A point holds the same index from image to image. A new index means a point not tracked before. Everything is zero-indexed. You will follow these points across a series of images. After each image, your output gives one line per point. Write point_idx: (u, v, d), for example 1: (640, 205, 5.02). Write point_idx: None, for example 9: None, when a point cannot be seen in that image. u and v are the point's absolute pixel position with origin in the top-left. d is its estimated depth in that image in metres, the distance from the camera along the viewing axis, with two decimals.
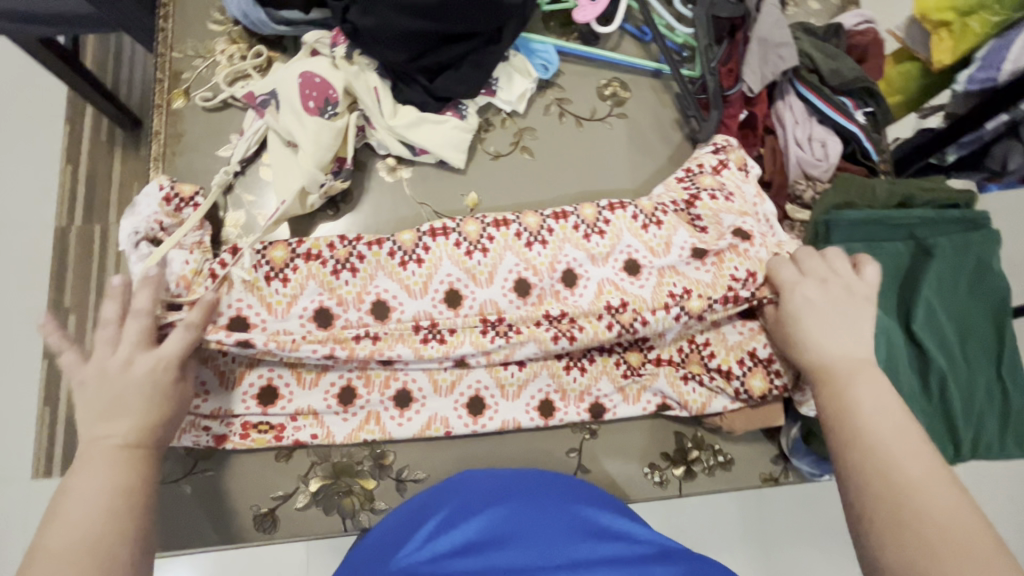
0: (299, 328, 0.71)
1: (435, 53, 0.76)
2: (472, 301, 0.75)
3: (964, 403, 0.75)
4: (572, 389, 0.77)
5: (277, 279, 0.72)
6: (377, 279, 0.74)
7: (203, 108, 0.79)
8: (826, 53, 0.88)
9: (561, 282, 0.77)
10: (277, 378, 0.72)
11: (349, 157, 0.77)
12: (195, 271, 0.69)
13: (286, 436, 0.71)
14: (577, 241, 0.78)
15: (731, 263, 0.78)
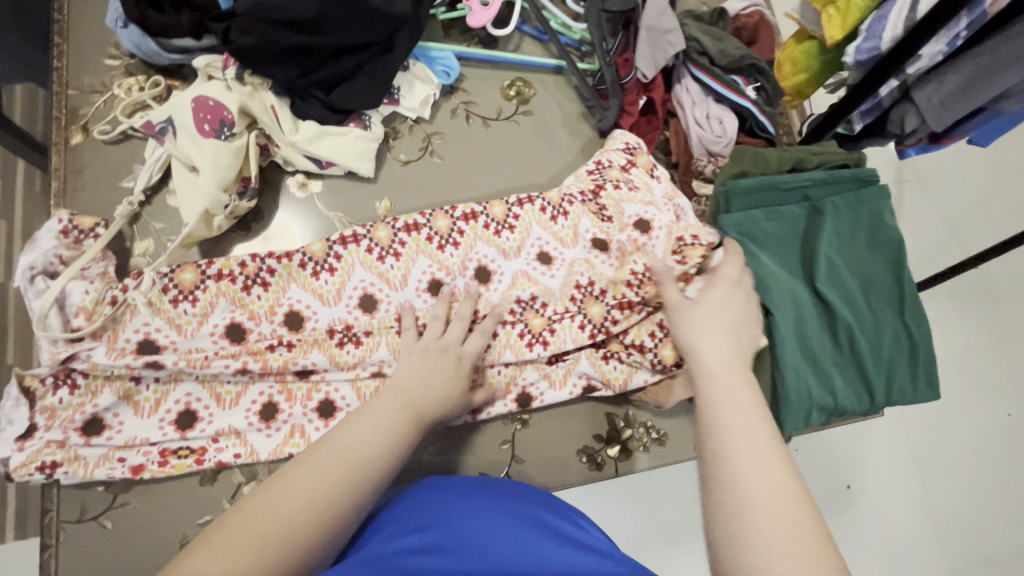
0: (212, 346, 0.71)
1: (326, 67, 0.78)
2: (388, 303, 0.77)
3: (872, 351, 0.78)
4: (498, 382, 0.78)
5: (185, 301, 0.72)
6: (289, 291, 0.75)
7: (102, 141, 0.78)
8: (713, 35, 0.93)
9: (476, 280, 0.79)
10: (195, 401, 0.70)
11: (254, 176, 0.77)
12: (96, 301, 0.69)
13: (207, 458, 0.69)
14: (487, 237, 0.81)
15: (633, 257, 0.82)
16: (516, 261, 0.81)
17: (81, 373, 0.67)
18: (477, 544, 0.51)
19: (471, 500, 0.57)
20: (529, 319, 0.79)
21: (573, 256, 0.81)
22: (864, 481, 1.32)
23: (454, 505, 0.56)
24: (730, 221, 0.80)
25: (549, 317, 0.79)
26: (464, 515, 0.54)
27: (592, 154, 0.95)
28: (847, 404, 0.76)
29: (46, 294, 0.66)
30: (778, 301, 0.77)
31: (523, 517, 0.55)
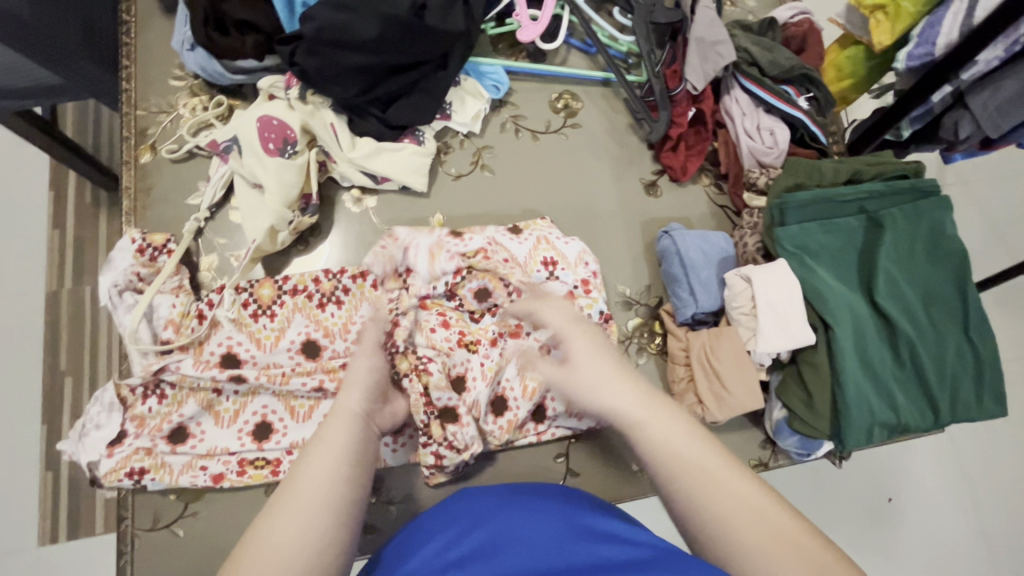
0: (289, 361, 0.75)
1: (384, 85, 0.79)
2: (460, 327, 0.78)
3: (936, 366, 0.76)
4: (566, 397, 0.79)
5: (264, 316, 0.76)
6: (361, 308, 0.78)
7: (169, 159, 0.82)
8: (763, 46, 0.92)
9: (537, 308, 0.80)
10: (271, 413, 0.74)
11: (315, 193, 0.79)
12: (183, 313, 0.73)
13: (283, 470, 0.72)
14: (542, 261, 0.82)
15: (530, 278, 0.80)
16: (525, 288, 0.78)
17: (168, 384, 0.72)
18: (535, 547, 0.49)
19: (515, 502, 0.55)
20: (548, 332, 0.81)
21: (564, 291, 0.81)
22: (912, 495, 1.29)
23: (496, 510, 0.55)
24: (785, 234, 0.79)
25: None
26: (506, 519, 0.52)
27: (640, 165, 0.95)
28: (910, 420, 0.75)
29: (137, 307, 0.70)
30: (836, 315, 0.75)
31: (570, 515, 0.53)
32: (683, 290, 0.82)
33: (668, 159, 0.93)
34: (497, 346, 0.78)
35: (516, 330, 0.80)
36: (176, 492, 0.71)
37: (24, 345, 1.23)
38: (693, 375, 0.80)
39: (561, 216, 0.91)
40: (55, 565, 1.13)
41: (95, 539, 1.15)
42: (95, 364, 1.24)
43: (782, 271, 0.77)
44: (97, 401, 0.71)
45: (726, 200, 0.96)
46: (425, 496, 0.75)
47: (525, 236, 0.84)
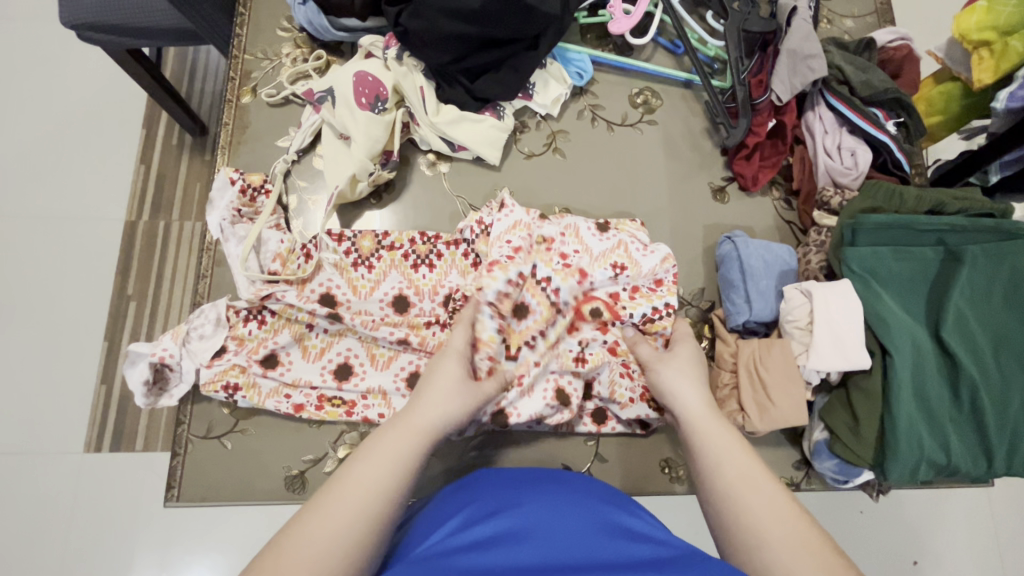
0: (378, 312, 0.78)
1: (476, 56, 0.83)
2: (481, 344, 0.77)
3: (998, 413, 0.73)
4: (624, 393, 0.79)
5: (363, 266, 0.80)
6: (450, 275, 0.81)
7: (267, 103, 0.87)
8: (857, 65, 0.90)
9: (579, 298, 0.80)
10: (353, 356, 0.78)
11: (396, 151, 0.82)
12: (289, 249, 0.78)
13: (356, 412, 0.75)
14: (611, 264, 0.81)
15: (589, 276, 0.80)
16: (569, 290, 0.79)
17: (270, 312, 0.77)
18: (557, 533, 0.48)
19: (534, 491, 0.55)
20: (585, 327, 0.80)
21: (610, 294, 0.80)
22: (935, 558, 1.22)
23: (520, 498, 0.54)
24: (854, 255, 0.77)
25: (609, 346, 0.80)
26: (538, 509, 0.51)
27: (711, 169, 0.94)
28: (961, 463, 0.72)
29: (247, 238, 0.76)
30: (897, 344, 0.73)
31: (592, 513, 0.52)
32: (738, 297, 0.82)
33: (741, 167, 0.92)
34: (530, 355, 0.77)
35: (552, 340, 0.79)
36: (229, 408, 0.76)
37: (100, 265, 1.32)
38: (738, 382, 0.79)
39: (624, 208, 0.91)
40: (96, 473, 1.21)
41: (134, 454, 1.23)
42: (158, 293, 1.32)
43: (846, 291, 0.75)
44: (202, 314, 0.75)
45: (794, 216, 0.94)
46: (455, 455, 0.77)
47: (594, 235, 0.83)
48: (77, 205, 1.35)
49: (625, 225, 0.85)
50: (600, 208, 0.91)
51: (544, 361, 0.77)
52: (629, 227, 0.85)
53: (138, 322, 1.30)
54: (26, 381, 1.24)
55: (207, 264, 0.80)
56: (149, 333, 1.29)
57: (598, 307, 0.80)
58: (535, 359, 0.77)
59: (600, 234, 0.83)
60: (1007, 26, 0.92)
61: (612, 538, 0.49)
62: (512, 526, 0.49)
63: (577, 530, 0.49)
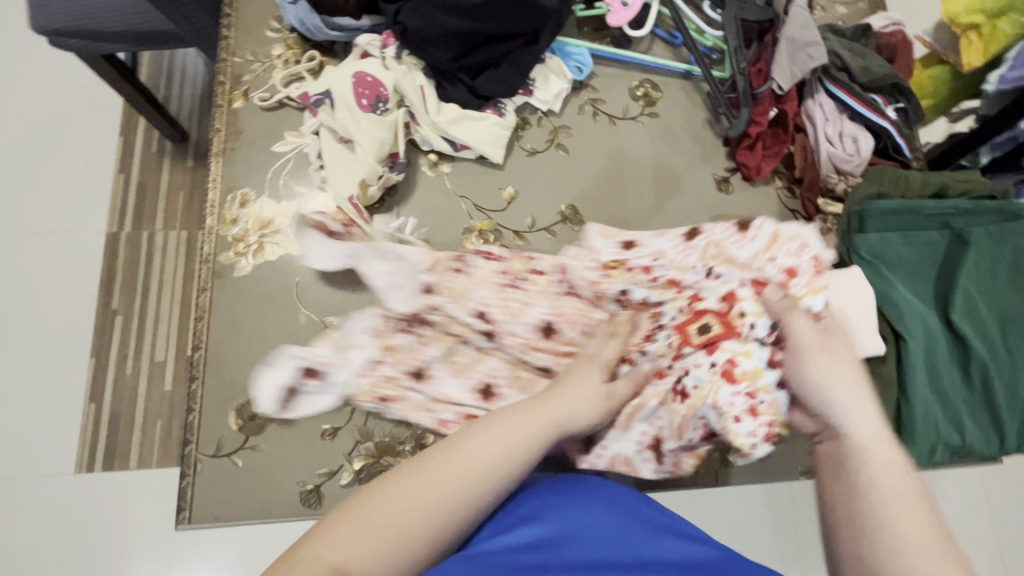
0: (472, 324, 0.78)
1: (477, 52, 0.81)
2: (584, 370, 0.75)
3: (1009, 392, 0.74)
4: (729, 412, 0.71)
5: (462, 274, 0.80)
6: (538, 304, 0.79)
7: (260, 107, 0.84)
8: (854, 51, 0.91)
9: (685, 314, 0.78)
10: (433, 366, 0.76)
11: (402, 152, 0.80)
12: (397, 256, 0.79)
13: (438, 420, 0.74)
14: (711, 267, 0.79)
15: (676, 293, 0.79)
16: (674, 308, 0.78)
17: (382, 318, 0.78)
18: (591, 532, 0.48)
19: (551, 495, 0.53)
20: (685, 340, 0.76)
21: (715, 296, 0.77)
22: None
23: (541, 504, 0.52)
24: (862, 242, 0.78)
25: (715, 364, 0.73)
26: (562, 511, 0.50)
27: (713, 160, 0.94)
28: (975, 443, 0.73)
29: (393, 255, 0.78)
30: (910, 327, 0.74)
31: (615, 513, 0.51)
32: None
33: (744, 158, 0.92)
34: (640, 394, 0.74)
35: (660, 369, 0.75)
36: (239, 423, 0.73)
37: (84, 280, 1.28)
38: None
39: (631, 202, 0.90)
40: (89, 494, 1.16)
41: (127, 473, 1.19)
42: (145, 305, 1.28)
43: (856, 277, 0.76)
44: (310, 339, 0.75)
45: (797, 205, 0.93)
46: None
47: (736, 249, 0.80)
48: (57, 218, 1.30)
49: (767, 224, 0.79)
50: (606, 204, 0.90)
51: (648, 396, 0.74)
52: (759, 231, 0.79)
53: (126, 336, 1.25)
54: (10, 403, 1.19)
55: (208, 276, 0.78)
56: (137, 349, 1.25)
57: (708, 321, 0.76)
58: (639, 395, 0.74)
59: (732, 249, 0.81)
60: (995, 8, 0.94)
61: (652, 536, 0.49)
62: (547, 536, 0.47)
63: (613, 537, 0.47)
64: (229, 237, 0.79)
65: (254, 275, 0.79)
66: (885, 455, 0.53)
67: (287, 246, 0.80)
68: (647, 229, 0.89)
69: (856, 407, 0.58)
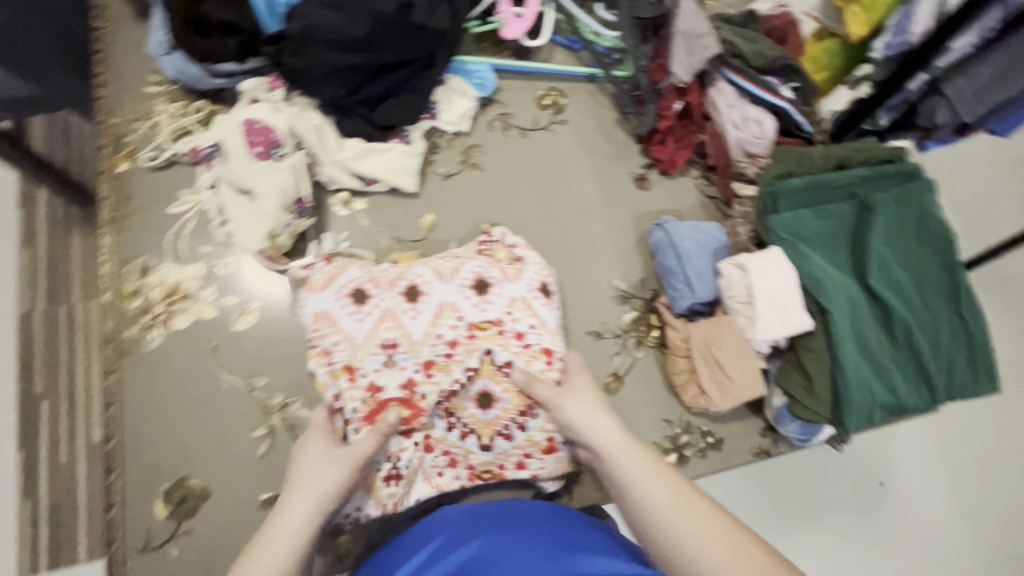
0: (425, 343, 0.73)
1: (373, 83, 0.79)
2: (471, 462, 0.71)
3: (931, 346, 0.77)
4: (464, 440, 0.72)
5: (384, 289, 0.75)
6: (445, 303, 0.75)
7: (149, 167, 0.79)
8: (746, 37, 0.92)
9: (446, 347, 0.73)
10: (388, 399, 0.70)
11: (308, 196, 0.76)
12: (342, 283, 0.74)
13: (400, 464, 0.69)
14: (403, 289, 0.75)
15: (446, 319, 0.74)
16: (429, 348, 0.73)
17: (348, 365, 0.71)
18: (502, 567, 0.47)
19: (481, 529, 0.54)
20: (441, 372, 0.72)
21: (447, 326, 0.74)
22: (907, 481, 1.24)
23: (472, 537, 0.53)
24: (776, 222, 0.80)
25: (443, 388, 0.71)
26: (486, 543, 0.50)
27: (629, 159, 0.94)
28: (909, 400, 0.76)
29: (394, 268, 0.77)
30: (832, 299, 0.76)
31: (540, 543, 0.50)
32: (679, 281, 0.82)
33: (658, 152, 0.93)
34: (444, 440, 0.72)
35: (415, 402, 0.71)
36: (168, 512, 0.68)
37: None
38: (694, 365, 0.80)
39: (553, 212, 0.90)
40: None
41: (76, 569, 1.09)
42: (71, 385, 1.18)
43: (776, 258, 0.77)
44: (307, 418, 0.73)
45: (715, 191, 0.96)
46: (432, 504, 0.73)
47: (519, 273, 0.79)
48: None
49: (431, 265, 0.78)
50: (529, 216, 0.89)
51: (434, 440, 0.72)
52: (447, 267, 0.78)
53: (53, 422, 1.16)
54: None
55: (113, 357, 0.72)
56: (67, 434, 1.16)
57: (433, 351, 0.73)
58: (428, 437, 0.71)
59: (520, 277, 0.78)
60: None
61: (565, 555, 0.47)
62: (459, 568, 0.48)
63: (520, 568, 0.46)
64: (133, 312, 0.74)
65: (166, 348, 0.73)
66: (626, 455, 0.58)
67: (198, 312, 0.75)
68: (574, 237, 0.89)
69: (588, 417, 0.63)
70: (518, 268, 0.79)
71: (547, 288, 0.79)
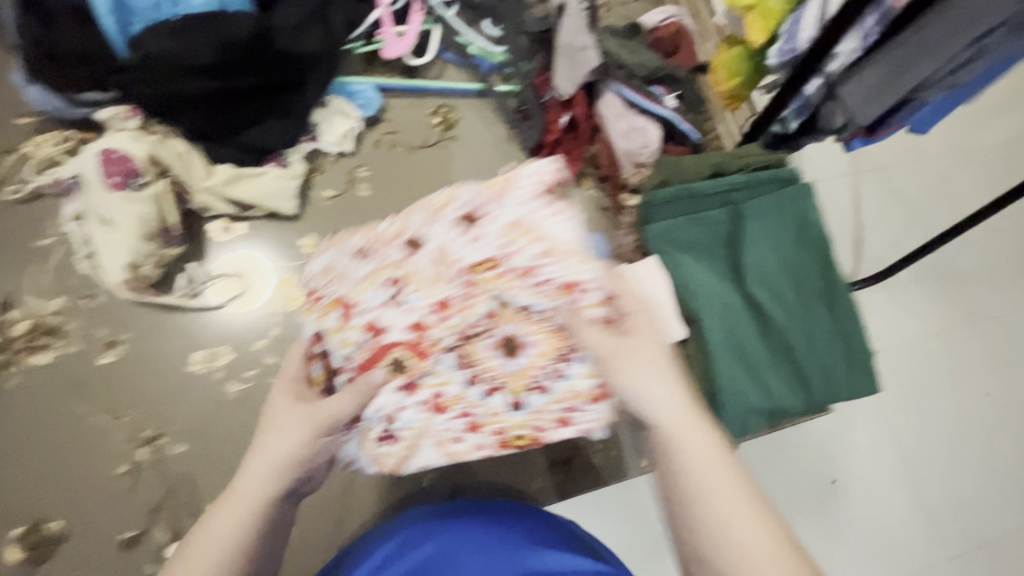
0: (372, 301, 0.49)
1: (237, 108, 0.78)
2: (503, 425, 0.49)
3: (804, 349, 0.78)
4: (500, 401, 0.49)
5: (382, 237, 0.51)
6: (432, 231, 0.49)
7: (11, 201, 0.77)
8: (629, 49, 0.93)
9: (463, 286, 0.47)
10: (395, 359, 0.48)
11: (174, 225, 0.75)
12: (348, 240, 0.52)
13: (390, 456, 0.50)
14: (387, 279, 0.49)
15: (388, 269, 0.49)
16: (422, 298, 0.48)
17: (333, 319, 0.50)
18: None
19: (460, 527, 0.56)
20: (468, 312, 0.47)
21: (471, 257, 0.47)
22: (931, 487, 0.92)
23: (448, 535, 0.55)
24: (651, 234, 0.79)
25: (527, 336, 0.48)
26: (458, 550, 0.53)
27: None
28: (784, 404, 0.76)
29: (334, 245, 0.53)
30: (703, 308, 0.76)
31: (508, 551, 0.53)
32: None
33: None
34: (464, 406, 0.49)
35: (423, 352, 0.48)
36: (25, 551, 0.67)
37: None
38: None
39: None
40: None
41: None
42: None
43: (653, 269, 0.75)
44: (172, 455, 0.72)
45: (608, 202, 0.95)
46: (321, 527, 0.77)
47: (519, 185, 0.48)
48: None
49: (435, 196, 0.50)
50: None
51: (461, 404, 0.49)
52: (442, 200, 0.50)
53: None
54: None
55: None
56: None
57: (425, 304, 0.48)
58: (451, 407, 0.49)
59: (517, 187, 0.47)
60: None
61: (528, 550, 0.53)
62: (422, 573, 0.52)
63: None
64: None
65: (27, 384, 0.72)
66: (691, 443, 0.44)
67: (62, 347, 0.74)
68: None
69: (654, 384, 0.45)
70: (517, 181, 0.48)
71: (564, 191, 0.48)
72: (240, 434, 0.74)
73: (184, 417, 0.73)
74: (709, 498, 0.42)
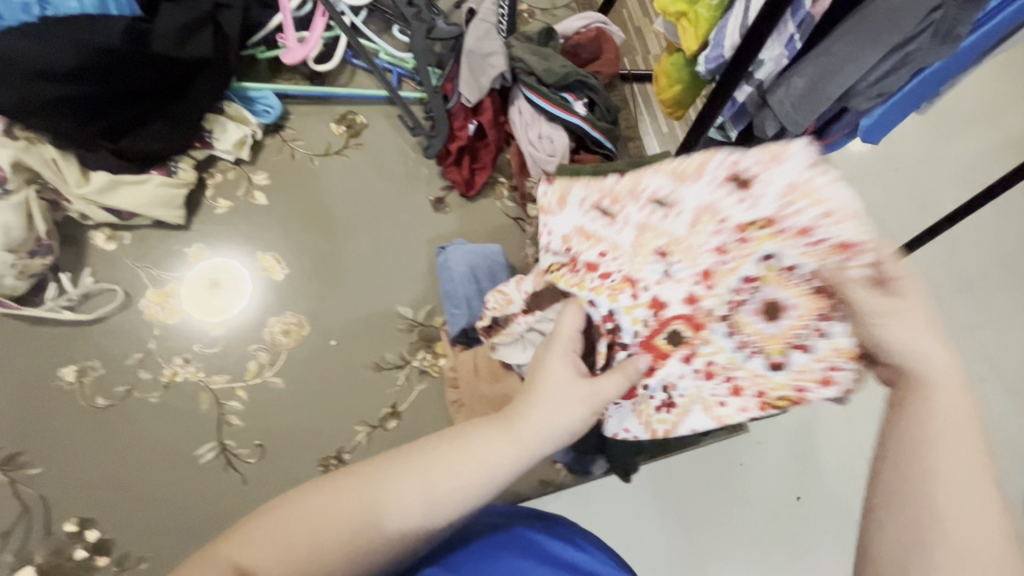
0: (674, 259, 0.41)
1: (107, 114, 0.74)
2: (768, 391, 0.40)
3: None
4: (766, 383, 0.40)
5: (610, 203, 0.43)
6: (643, 177, 0.41)
7: None
8: (540, 55, 0.89)
9: (732, 240, 0.38)
10: (675, 329, 0.42)
11: (43, 234, 0.73)
12: (569, 200, 0.46)
13: (665, 418, 0.45)
14: (650, 207, 0.41)
15: (654, 232, 0.41)
16: (684, 268, 0.40)
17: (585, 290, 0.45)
18: None
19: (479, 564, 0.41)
20: (760, 276, 0.38)
21: (704, 216, 0.38)
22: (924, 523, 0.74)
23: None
24: None
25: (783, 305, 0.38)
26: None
27: (427, 182, 0.92)
28: None
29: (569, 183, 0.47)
30: None
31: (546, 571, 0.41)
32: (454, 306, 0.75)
33: (452, 174, 0.90)
34: (743, 378, 0.41)
35: (700, 329, 0.41)
36: None
37: None
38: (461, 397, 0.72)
39: (341, 238, 0.86)
40: None
41: None
42: None
43: None
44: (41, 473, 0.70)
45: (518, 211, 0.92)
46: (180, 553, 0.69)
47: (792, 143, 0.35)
48: None
49: (666, 156, 0.40)
50: (313, 243, 0.85)
51: (715, 383, 0.42)
52: None
53: None
54: None
55: None
56: None
57: (680, 276, 0.41)
58: (723, 377, 0.42)
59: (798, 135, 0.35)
60: None
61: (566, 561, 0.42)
62: None
63: None
64: None
65: None
66: (955, 403, 0.31)
67: None
68: (362, 262, 0.86)
69: (917, 343, 0.32)
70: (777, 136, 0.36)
71: None
72: (105, 449, 0.71)
73: (48, 434, 0.71)
74: (944, 485, 0.30)
